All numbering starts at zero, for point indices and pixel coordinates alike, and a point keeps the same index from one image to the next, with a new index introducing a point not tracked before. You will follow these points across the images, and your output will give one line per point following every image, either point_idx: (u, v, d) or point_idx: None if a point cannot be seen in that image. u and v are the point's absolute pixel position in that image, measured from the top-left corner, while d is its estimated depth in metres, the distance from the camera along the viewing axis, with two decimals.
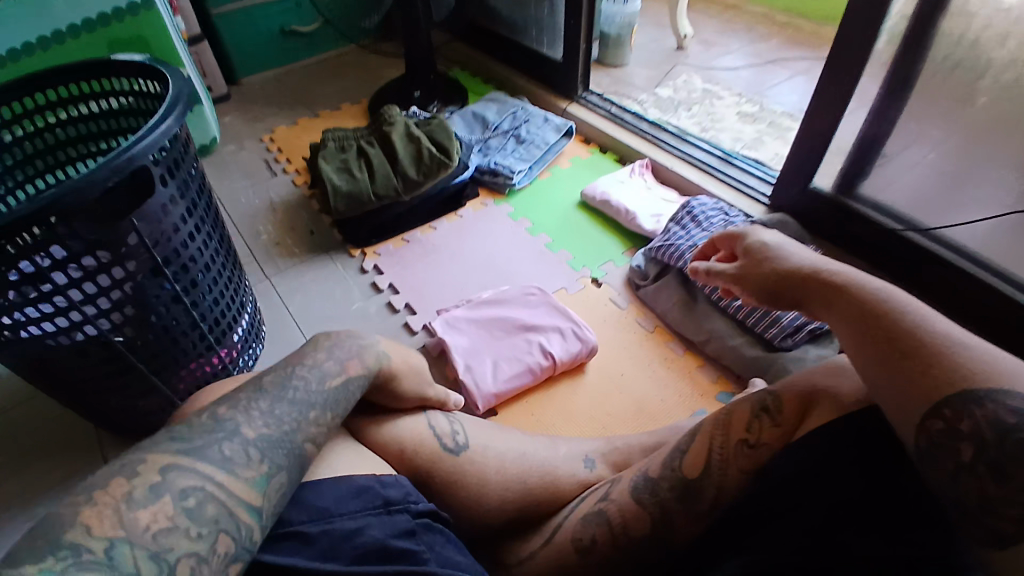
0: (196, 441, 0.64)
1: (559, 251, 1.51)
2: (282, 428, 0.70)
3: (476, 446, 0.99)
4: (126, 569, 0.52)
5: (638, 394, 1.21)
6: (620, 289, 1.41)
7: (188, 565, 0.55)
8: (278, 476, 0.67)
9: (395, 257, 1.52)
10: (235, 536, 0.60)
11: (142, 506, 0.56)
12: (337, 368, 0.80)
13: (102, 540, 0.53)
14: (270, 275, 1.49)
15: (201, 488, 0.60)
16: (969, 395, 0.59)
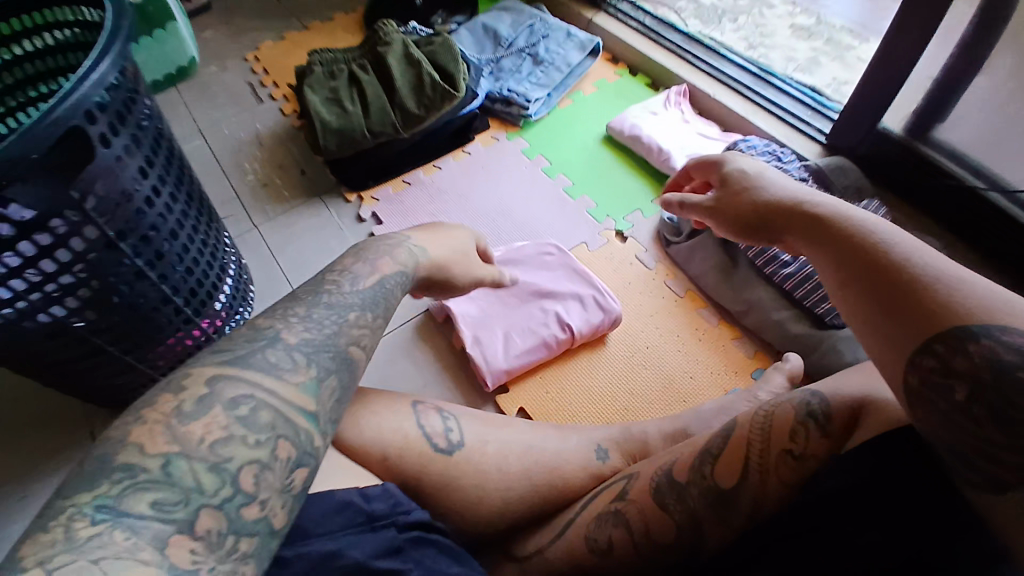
0: (240, 354, 0.62)
1: (580, 197, 1.34)
2: (323, 331, 0.67)
3: (474, 441, 0.90)
4: (185, 484, 0.53)
5: (663, 368, 1.09)
6: (648, 244, 1.25)
7: (250, 473, 0.56)
8: (329, 379, 0.65)
9: (396, 203, 1.36)
10: (293, 441, 0.59)
11: (193, 420, 0.56)
12: (369, 269, 0.76)
13: (157, 457, 0.53)
14: (258, 223, 1.34)
15: (251, 396, 0.59)
16: (969, 328, 0.52)
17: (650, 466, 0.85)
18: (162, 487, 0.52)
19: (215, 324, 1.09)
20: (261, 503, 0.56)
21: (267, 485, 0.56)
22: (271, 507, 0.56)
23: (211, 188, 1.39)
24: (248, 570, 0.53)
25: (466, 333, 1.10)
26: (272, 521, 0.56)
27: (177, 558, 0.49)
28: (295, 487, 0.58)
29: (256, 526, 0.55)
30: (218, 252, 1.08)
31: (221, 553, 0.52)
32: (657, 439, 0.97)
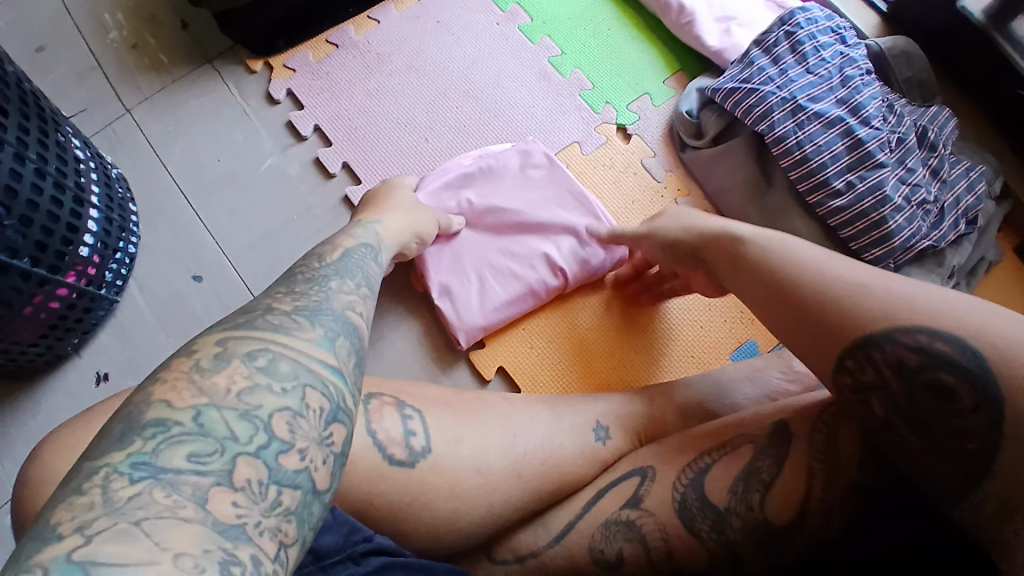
0: (239, 318, 0.49)
1: (572, 74, 1.01)
2: (313, 298, 0.53)
3: (445, 442, 0.66)
4: (218, 433, 0.41)
5: (666, 315, 0.92)
6: (659, 145, 0.98)
7: (283, 421, 0.43)
8: (343, 338, 0.50)
9: (321, 79, 1.00)
10: (324, 392, 0.46)
11: (217, 371, 0.44)
12: (328, 246, 0.63)
13: (187, 409, 0.42)
14: (133, 109, 0.97)
15: (266, 349, 0.47)
16: (866, 340, 0.49)
17: (669, 470, 0.69)
18: (192, 438, 0.41)
19: (89, 272, 0.81)
20: (302, 452, 0.43)
21: (307, 433, 0.44)
22: (313, 458, 0.43)
23: (58, 56, 0.98)
24: (291, 530, 0.41)
25: (435, 276, 0.87)
26: (316, 477, 0.43)
27: (219, 510, 0.38)
28: (337, 443, 0.45)
29: (299, 478, 0.42)
30: (65, 174, 0.75)
31: (265, 506, 0.40)
32: (662, 416, 0.77)
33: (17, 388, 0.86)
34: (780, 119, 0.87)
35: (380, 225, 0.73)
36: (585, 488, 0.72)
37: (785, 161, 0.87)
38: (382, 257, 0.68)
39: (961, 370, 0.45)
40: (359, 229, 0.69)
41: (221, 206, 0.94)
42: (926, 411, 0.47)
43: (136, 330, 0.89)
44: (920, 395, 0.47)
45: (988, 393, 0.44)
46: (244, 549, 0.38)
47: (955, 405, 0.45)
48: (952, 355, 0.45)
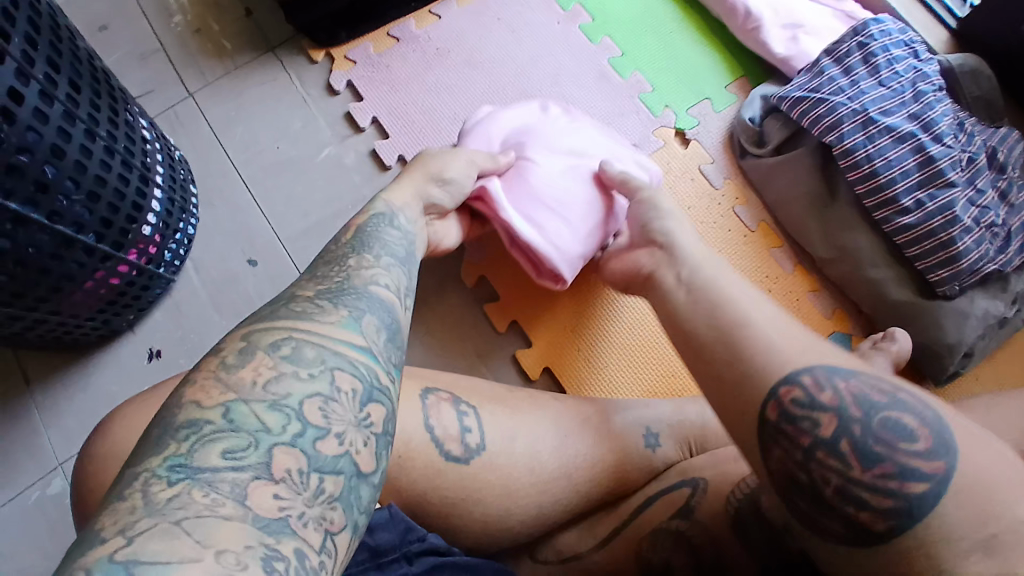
0: (264, 311, 0.50)
1: (631, 76, 1.00)
2: (334, 279, 0.53)
3: (500, 439, 0.66)
4: (250, 427, 0.42)
5: (644, 345, 0.87)
6: (717, 152, 0.96)
7: (315, 408, 0.44)
8: (368, 315, 0.50)
9: (380, 71, 1.01)
10: (355, 372, 0.46)
11: (242, 366, 0.45)
12: (341, 227, 0.61)
13: (216, 407, 0.42)
14: (195, 93, 0.99)
15: (290, 337, 0.47)
16: (825, 368, 0.47)
17: (722, 485, 0.68)
18: (224, 433, 0.41)
19: (149, 251, 0.81)
20: (340, 436, 0.44)
21: (341, 417, 0.44)
22: (353, 442, 0.44)
23: (124, 38, 1.00)
24: (338, 517, 0.42)
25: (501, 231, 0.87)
26: (358, 460, 0.44)
27: (260, 504, 0.39)
28: (376, 422, 0.46)
29: (340, 463, 0.43)
30: (132, 154, 0.75)
31: (308, 495, 0.41)
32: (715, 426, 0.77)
33: (68, 361, 0.87)
34: (850, 131, 0.84)
35: (396, 190, 0.67)
36: (633, 495, 0.72)
37: (852, 174, 0.85)
38: (404, 220, 0.64)
39: (922, 418, 0.44)
40: (376, 203, 0.64)
41: (278, 192, 0.95)
42: (878, 444, 0.44)
43: (190, 310, 0.90)
44: (873, 432, 0.44)
45: (943, 441, 0.43)
46: (287, 542, 0.38)
47: (909, 445, 0.43)
48: (906, 402, 0.45)
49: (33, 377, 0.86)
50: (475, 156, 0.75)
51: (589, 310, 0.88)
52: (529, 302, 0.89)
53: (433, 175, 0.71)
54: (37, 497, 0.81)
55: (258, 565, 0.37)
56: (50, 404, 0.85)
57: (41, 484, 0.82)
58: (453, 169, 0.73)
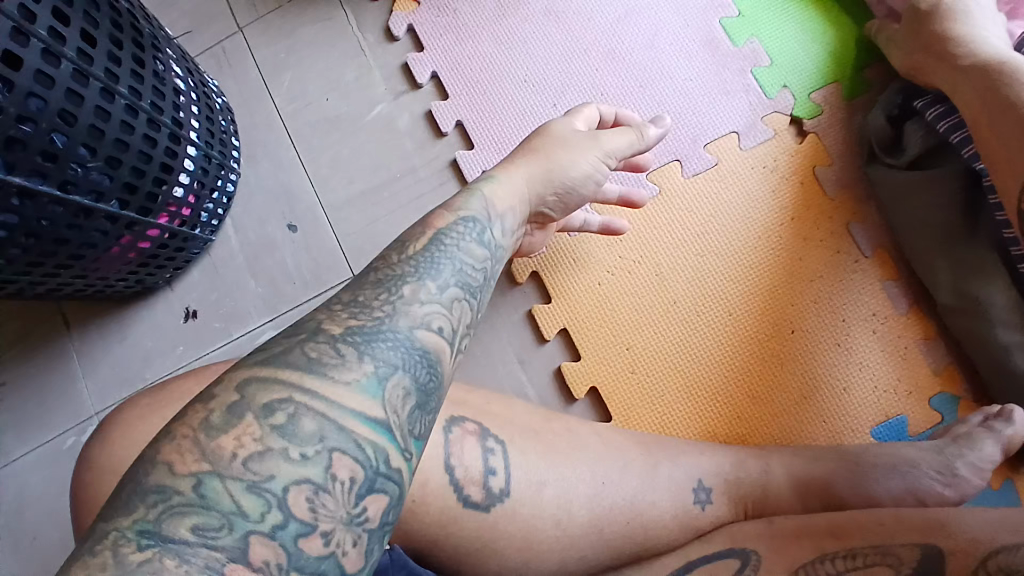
0: (275, 345, 0.42)
1: (746, 43, 0.83)
2: (374, 313, 0.44)
3: (528, 485, 0.57)
4: (223, 507, 0.36)
5: (712, 373, 0.76)
6: (840, 153, 0.79)
7: (301, 498, 0.37)
8: (398, 375, 0.42)
9: (447, 17, 0.88)
10: (357, 457, 0.39)
11: (225, 430, 0.38)
12: (415, 229, 0.52)
13: (188, 477, 0.36)
14: (244, 28, 0.89)
15: (290, 399, 0.39)
16: None
17: (775, 566, 0.59)
18: (199, 506, 0.36)
19: (182, 213, 0.75)
20: (326, 536, 0.38)
21: (331, 513, 0.38)
22: (340, 542, 0.38)
23: None
24: None
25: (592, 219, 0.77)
26: (344, 563, 0.38)
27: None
28: (370, 519, 0.39)
29: (323, 565, 0.37)
30: (161, 110, 0.67)
31: None
32: (780, 489, 0.66)
33: (107, 310, 0.85)
34: None
35: (486, 185, 0.60)
36: (672, 553, 0.62)
37: (1001, 214, 0.69)
38: (492, 236, 0.55)
39: None
40: (462, 198, 0.56)
41: (323, 151, 0.87)
42: None
43: (225, 272, 0.85)
44: None
45: None
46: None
47: None
48: None
49: (73, 321, 0.84)
50: (609, 156, 0.70)
51: (655, 326, 0.77)
52: (584, 310, 0.78)
53: (560, 176, 0.66)
54: (73, 442, 0.81)
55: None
56: (85, 354, 0.84)
57: (76, 431, 0.81)
58: (579, 167, 0.68)
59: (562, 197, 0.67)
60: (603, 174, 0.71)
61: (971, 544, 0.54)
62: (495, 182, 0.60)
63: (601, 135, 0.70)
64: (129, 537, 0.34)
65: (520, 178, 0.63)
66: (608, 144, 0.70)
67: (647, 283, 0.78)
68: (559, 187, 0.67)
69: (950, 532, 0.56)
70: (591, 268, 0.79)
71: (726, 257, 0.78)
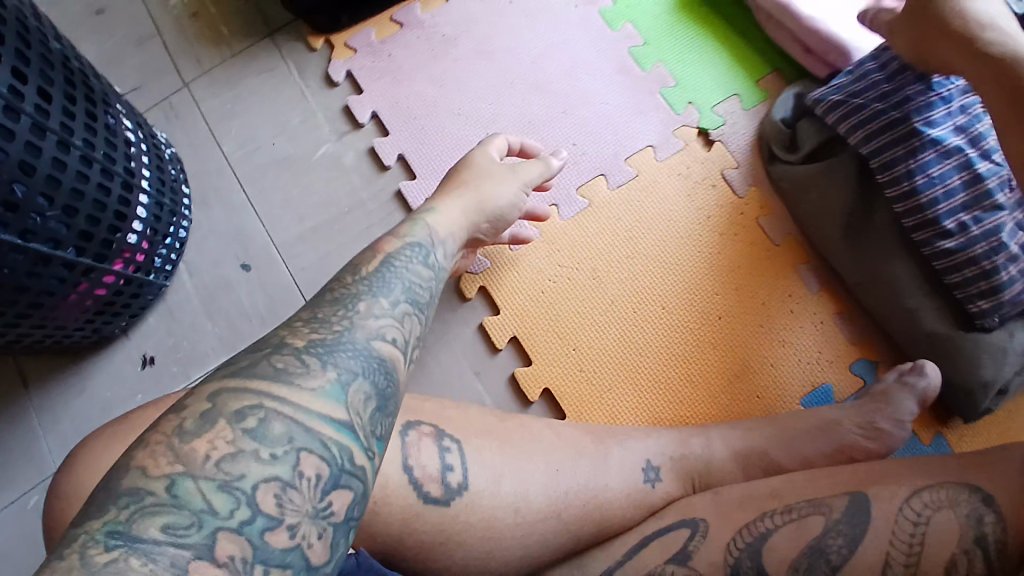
0: (242, 361, 0.46)
1: (653, 68, 0.93)
2: (333, 329, 0.49)
3: (484, 478, 0.61)
4: (194, 506, 0.39)
5: (654, 365, 0.82)
6: (745, 156, 0.89)
7: (269, 494, 0.41)
8: (358, 381, 0.46)
9: (382, 61, 0.95)
10: (322, 454, 0.43)
11: (198, 435, 0.41)
12: (367, 254, 0.57)
13: (162, 478, 0.39)
14: (190, 83, 0.95)
15: (260, 405, 0.43)
16: None
17: (723, 529, 0.63)
18: (172, 506, 0.38)
19: (137, 258, 0.78)
20: (292, 529, 0.41)
21: (297, 507, 0.41)
22: (306, 534, 0.41)
23: (121, 27, 0.96)
24: None
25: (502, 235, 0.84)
26: (308, 555, 0.41)
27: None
28: (335, 513, 0.42)
29: (288, 557, 0.40)
30: (114, 160, 0.71)
31: None
32: (722, 461, 0.72)
33: (66, 362, 0.86)
34: (891, 143, 0.76)
35: (429, 215, 0.66)
36: (629, 530, 0.66)
37: (891, 191, 0.77)
38: (435, 259, 0.60)
39: None
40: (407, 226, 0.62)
41: (274, 191, 0.91)
42: None
43: (183, 314, 0.88)
44: None
45: None
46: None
47: None
48: None
49: (31, 377, 0.85)
50: (527, 187, 0.77)
51: (598, 328, 0.83)
52: (532, 317, 0.84)
53: (490, 206, 0.73)
54: (36, 500, 0.81)
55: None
56: (45, 408, 0.84)
57: (39, 489, 0.81)
58: (506, 198, 0.75)
59: (494, 223, 0.73)
60: (523, 202, 0.78)
61: (894, 492, 0.59)
62: (435, 214, 0.65)
63: (517, 168, 0.78)
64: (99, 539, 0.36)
65: (457, 209, 0.69)
66: (523, 175, 0.78)
67: (586, 287, 0.85)
68: (491, 215, 0.73)
69: (878, 482, 0.61)
70: (534, 279, 0.85)
71: (655, 261, 0.85)
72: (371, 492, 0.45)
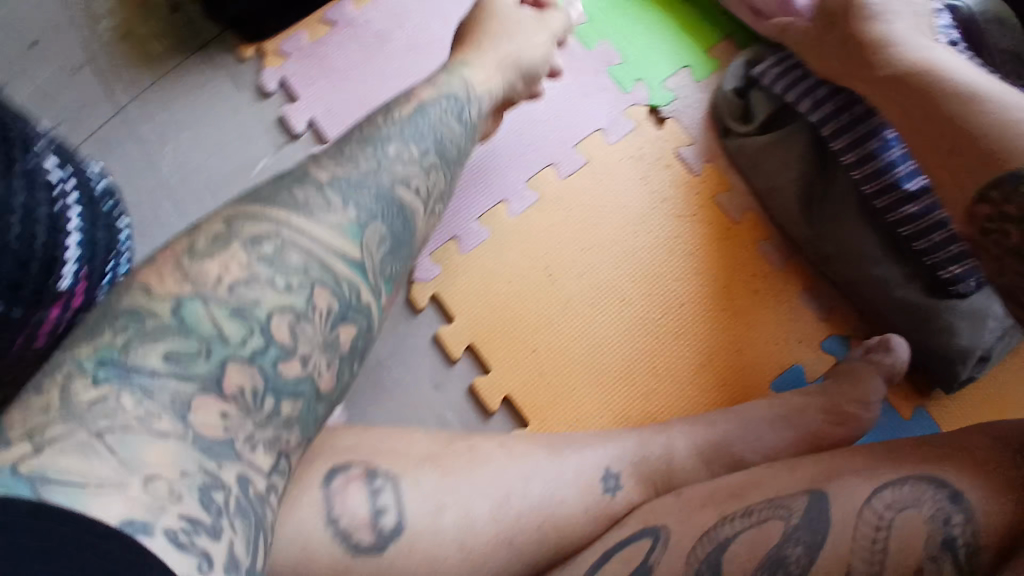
0: (267, 190, 0.52)
1: (598, 46, 0.87)
2: (360, 165, 0.55)
3: (422, 513, 0.58)
4: (202, 333, 0.45)
5: (617, 356, 0.79)
6: (700, 133, 0.84)
7: (284, 324, 0.47)
8: (375, 223, 0.53)
9: (313, 66, 0.91)
10: (334, 291, 0.49)
11: (211, 256, 0.48)
12: (400, 100, 0.61)
13: (168, 300, 0.45)
14: (124, 107, 0.90)
15: (276, 234, 0.49)
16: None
17: (683, 537, 0.59)
18: (177, 337, 0.44)
19: None
20: (304, 361, 0.47)
21: (309, 339, 0.48)
22: (316, 366, 0.48)
23: (36, 56, 0.89)
24: (293, 438, 0.47)
25: (440, 235, 0.82)
26: (319, 383, 0.48)
27: (202, 423, 0.43)
28: (341, 345, 0.50)
29: (300, 387, 0.47)
30: None
31: (258, 417, 0.45)
32: (685, 460, 0.68)
33: None
34: (836, 114, 0.74)
35: (463, 67, 0.68)
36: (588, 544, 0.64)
37: (847, 159, 0.73)
38: (467, 114, 0.65)
39: None
40: (440, 78, 0.66)
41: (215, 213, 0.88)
42: None
43: None
44: None
45: None
46: (228, 468, 0.43)
47: None
48: None
49: None
50: (557, 37, 0.77)
51: (557, 325, 0.80)
52: (486, 322, 0.80)
53: (525, 57, 0.73)
54: None
55: (195, 499, 0.40)
56: None
57: None
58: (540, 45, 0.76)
59: (530, 78, 0.74)
60: (554, 55, 0.78)
61: (856, 490, 0.56)
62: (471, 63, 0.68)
63: (544, 19, 0.77)
64: (91, 370, 0.42)
65: (491, 63, 0.70)
66: (549, 26, 0.77)
67: (542, 284, 0.81)
68: (526, 67, 0.74)
69: (841, 479, 0.57)
70: (487, 282, 0.81)
71: (613, 248, 0.82)
72: (375, 329, 0.53)
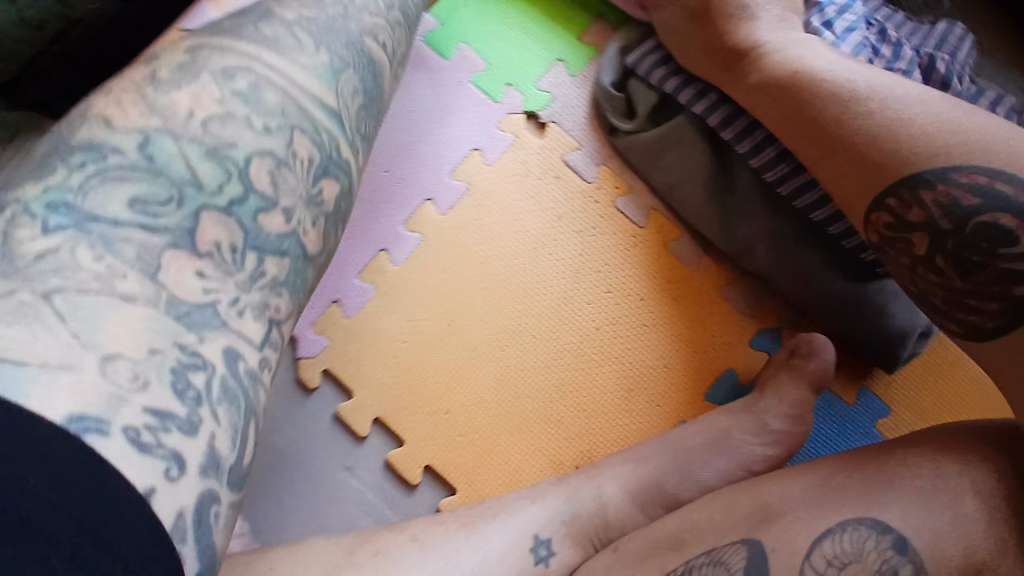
0: (228, 22, 0.51)
1: (456, 53, 0.77)
2: (328, 8, 0.53)
3: None
4: (173, 175, 0.44)
5: (538, 397, 0.72)
6: (586, 133, 0.77)
7: (263, 168, 0.46)
8: (349, 72, 0.52)
9: None
10: (314, 139, 0.48)
11: (176, 87, 0.47)
12: None
13: (132, 133, 0.44)
14: None
15: (250, 69, 0.48)
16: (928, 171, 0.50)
17: None
18: (145, 179, 0.43)
19: None
20: (287, 215, 0.47)
21: (292, 189, 0.47)
22: (301, 222, 0.48)
23: None
24: (282, 306, 0.47)
25: (320, 301, 0.73)
26: (304, 243, 0.48)
27: (177, 285, 0.43)
28: (326, 201, 0.49)
29: (283, 244, 0.47)
30: None
31: (242, 279, 0.45)
32: (618, 509, 0.61)
33: None
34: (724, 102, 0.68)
35: None
36: None
37: (743, 149, 0.68)
38: None
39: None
40: None
41: None
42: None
43: None
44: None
45: None
46: (212, 342, 0.43)
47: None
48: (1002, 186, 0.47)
49: None
50: None
51: (467, 375, 0.72)
52: (389, 390, 0.72)
53: None
54: None
55: (167, 387, 0.41)
56: None
57: None
58: None
59: None
60: None
61: (794, 537, 0.49)
62: None
63: None
64: (40, 217, 0.41)
65: None
66: None
67: (445, 335, 0.73)
68: None
69: (778, 521, 0.51)
70: (384, 346, 0.73)
71: (514, 278, 0.74)
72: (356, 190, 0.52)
